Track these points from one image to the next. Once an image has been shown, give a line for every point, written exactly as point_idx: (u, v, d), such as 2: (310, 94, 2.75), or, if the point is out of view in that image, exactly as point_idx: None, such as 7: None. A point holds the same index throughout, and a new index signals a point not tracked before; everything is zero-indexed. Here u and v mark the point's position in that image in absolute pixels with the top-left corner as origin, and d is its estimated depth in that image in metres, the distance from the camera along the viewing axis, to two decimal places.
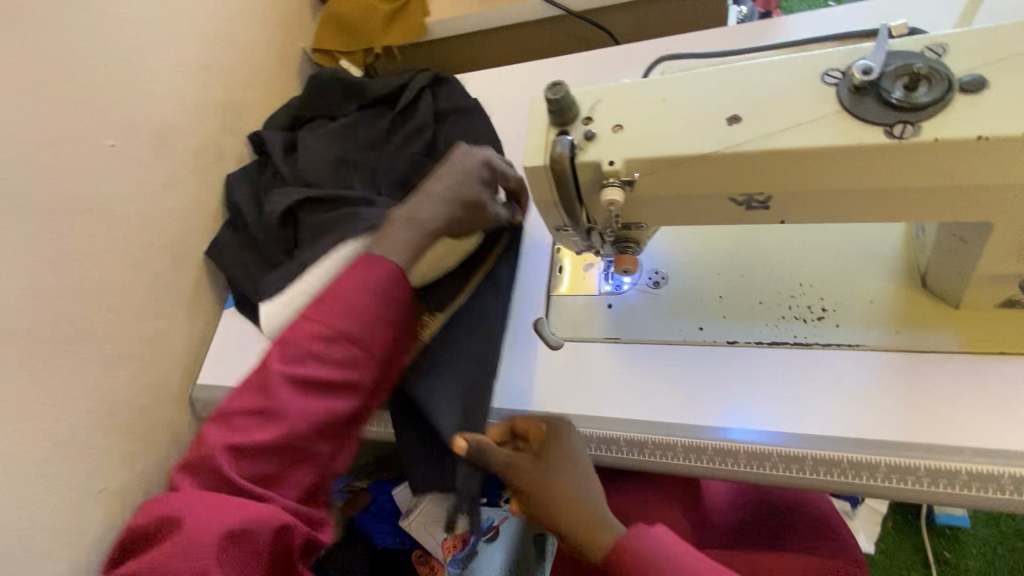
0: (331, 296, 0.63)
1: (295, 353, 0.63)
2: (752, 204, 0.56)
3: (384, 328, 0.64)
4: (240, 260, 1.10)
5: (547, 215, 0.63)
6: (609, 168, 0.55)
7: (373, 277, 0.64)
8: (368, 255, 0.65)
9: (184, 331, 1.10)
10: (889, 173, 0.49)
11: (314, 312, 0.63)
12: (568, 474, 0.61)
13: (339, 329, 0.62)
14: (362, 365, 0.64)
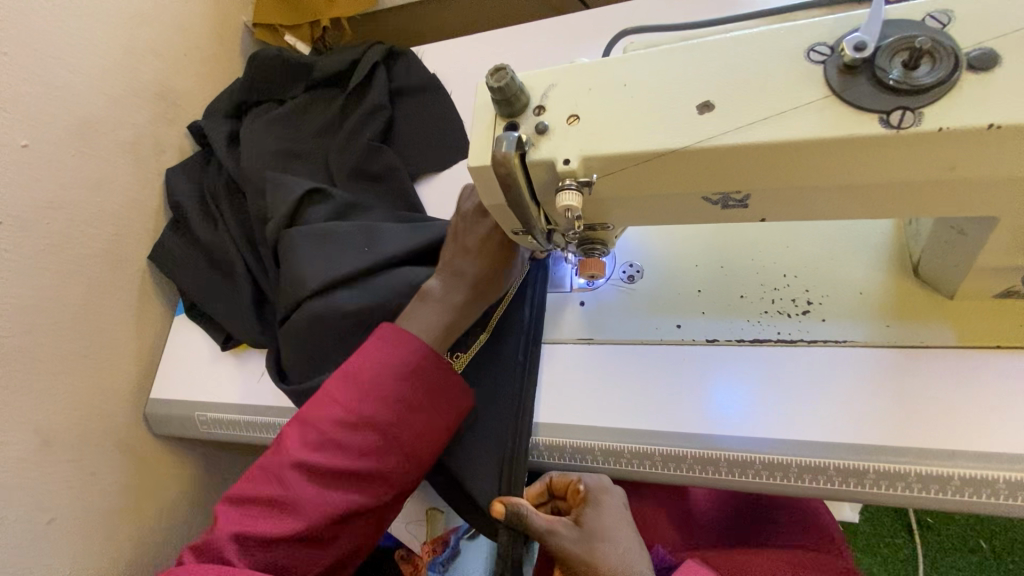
0: (364, 376, 0.63)
1: (321, 438, 0.60)
2: (728, 202, 0.49)
3: (404, 415, 0.63)
4: (185, 264, 1.02)
5: (502, 216, 0.57)
6: (564, 168, 0.48)
7: (402, 356, 0.64)
8: (402, 334, 0.65)
9: (133, 343, 1.03)
10: (883, 167, 0.43)
11: (335, 391, 0.62)
12: (610, 537, 0.60)
13: (360, 412, 0.61)
14: (382, 454, 0.61)
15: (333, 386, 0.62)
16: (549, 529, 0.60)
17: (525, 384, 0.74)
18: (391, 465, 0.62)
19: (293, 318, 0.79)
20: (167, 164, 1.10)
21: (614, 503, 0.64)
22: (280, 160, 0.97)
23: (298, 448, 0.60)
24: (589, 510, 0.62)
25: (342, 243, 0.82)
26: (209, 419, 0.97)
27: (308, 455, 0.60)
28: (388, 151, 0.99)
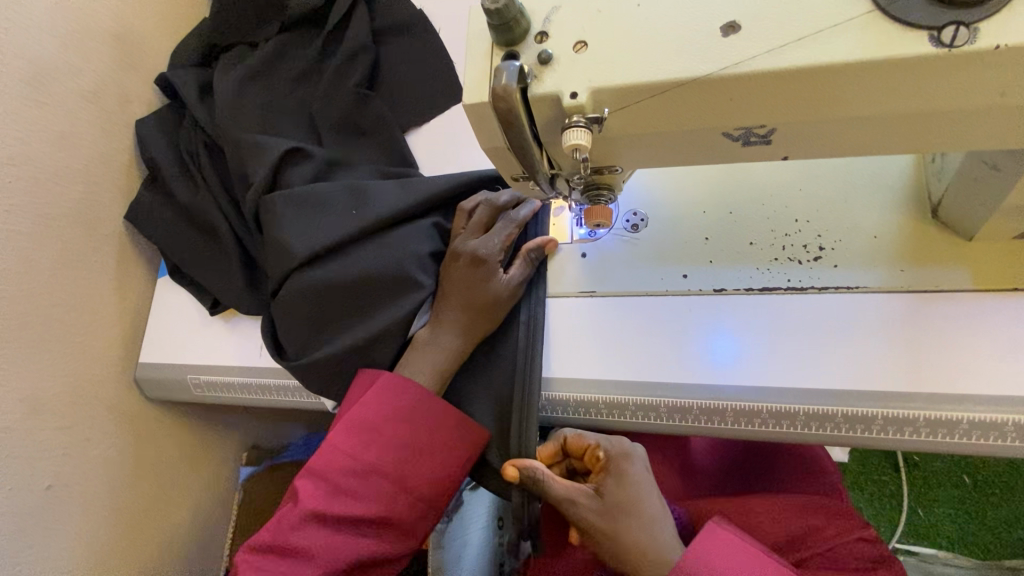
0: (368, 424, 0.64)
1: (331, 488, 0.62)
2: (749, 139, 0.46)
3: (411, 461, 0.64)
4: (170, 231, 0.97)
5: (501, 162, 0.52)
6: (571, 102, 0.43)
7: (403, 400, 0.65)
8: (402, 379, 0.66)
9: (116, 306, 0.99)
10: (922, 95, 0.40)
11: (341, 441, 0.63)
12: (635, 511, 0.59)
13: (368, 460, 0.63)
14: (391, 499, 0.63)
15: (338, 436, 0.63)
16: (569, 498, 0.60)
17: (528, 343, 0.71)
18: (402, 510, 0.63)
19: (283, 290, 0.75)
20: (133, 115, 1.03)
21: (638, 470, 0.61)
22: (259, 117, 0.90)
23: (311, 498, 0.61)
24: (612, 483, 0.60)
25: (330, 208, 0.77)
26: (202, 382, 0.95)
27: (321, 505, 0.61)
28: (375, 101, 0.93)
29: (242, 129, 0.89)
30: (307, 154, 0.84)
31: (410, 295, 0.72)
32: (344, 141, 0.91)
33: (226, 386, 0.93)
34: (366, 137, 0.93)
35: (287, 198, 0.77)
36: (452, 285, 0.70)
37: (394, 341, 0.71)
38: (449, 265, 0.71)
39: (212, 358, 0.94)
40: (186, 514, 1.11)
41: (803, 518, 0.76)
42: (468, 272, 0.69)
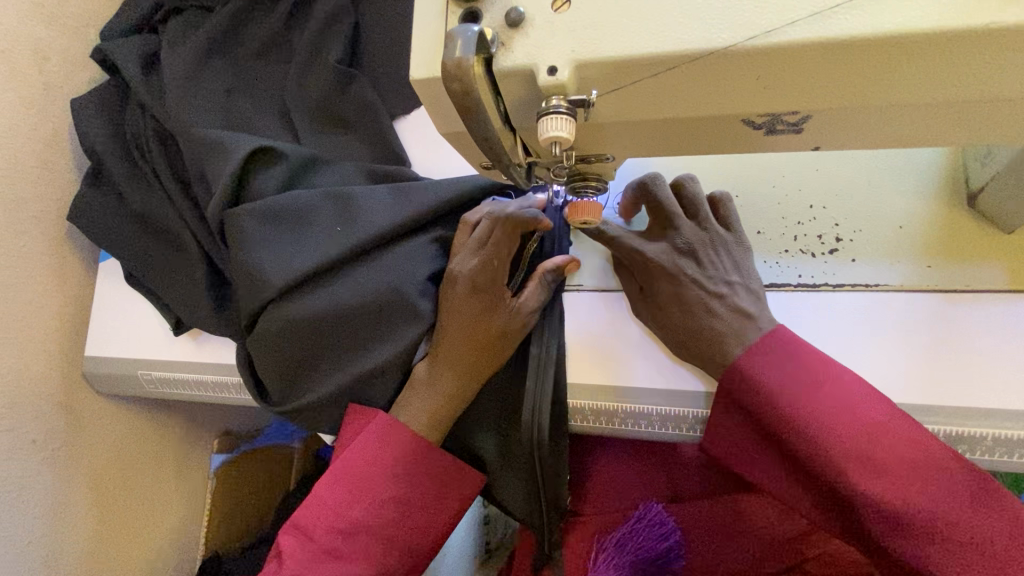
0: (355, 477, 0.62)
1: (316, 547, 0.60)
2: (776, 127, 0.38)
3: (401, 516, 0.63)
4: (120, 236, 0.82)
5: (467, 149, 0.43)
6: (550, 80, 0.34)
7: (392, 450, 0.63)
8: (389, 424, 0.64)
9: (56, 295, 0.90)
10: (985, 70, 0.32)
11: (328, 497, 0.62)
12: (684, 315, 0.57)
13: (355, 517, 0.61)
14: (380, 555, 0.61)
15: (326, 490, 0.62)
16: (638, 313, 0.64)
17: (538, 386, 0.63)
18: (392, 566, 0.62)
19: (259, 324, 0.66)
20: (56, 75, 0.89)
21: (678, 278, 0.58)
22: (222, 105, 0.75)
23: (296, 559, 0.59)
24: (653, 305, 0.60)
25: (311, 223, 0.68)
26: (155, 378, 0.87)
27: (307, 567, 0.59)
28: (359, 83, 0.79)
29: (199, 122, 0.74)
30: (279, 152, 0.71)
31: (408, 326, 0.65)
32: (324, 132, 0.78)
33: (182, 382, 0.85)
34: (349, 127, 0.80)
35: (258, 216, 0.66)
36: (451, 315, 0.64)
37: (394, 375, 0.66)
38: (447, 289, 0.64)
39: (162, 352, 0.85)
40: (158, 505, 1.06)
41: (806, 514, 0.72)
42: (468, 302, 0.63)
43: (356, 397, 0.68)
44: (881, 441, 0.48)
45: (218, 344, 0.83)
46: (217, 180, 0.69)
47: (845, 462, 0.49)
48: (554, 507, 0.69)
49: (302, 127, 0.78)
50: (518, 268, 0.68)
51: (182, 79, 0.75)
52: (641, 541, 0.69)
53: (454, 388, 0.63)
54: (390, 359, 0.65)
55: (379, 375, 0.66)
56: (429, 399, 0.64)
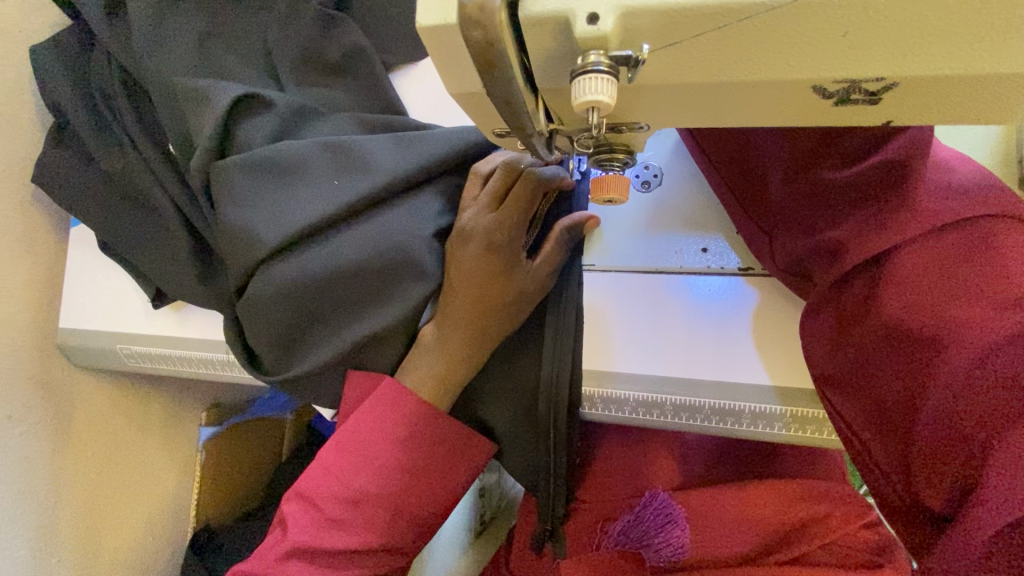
0: (361, 445, 0.59)
1: (320, 515, 0.57)
2: (849, 97, 0.33)
3: (410, 484, 0.59)
4: (91, 197, 0.75)
5: (481, 111, 0.37)
6: (591, 31, 0.29)
7: (399, 420, 0.59)
8: (398, 390, 0.60)
9: (23, 263, 0.83)
10: None
11: (331, 463, 0.58)
12: None
13: (362, 484, 0.58)
14: (386, 528, 0.58)
15: (330, 457, 0.59)
16: None
17: (557, 354, 0.61)
18: (398, 536, 0.59)
19: (251, 288, 0.61)
20: (10, 18, 0.79)
21: None
22: (197, 52, 0.68)
23: (299, 527, 0.57)
24: None
25: (304, 178, 0.61)
26: (135, 353, 0.82)
27: (311, 535, 0.56)
28: (347, 28, 0.71)
29: (173, 70, 0.66)
30: (264, 102, 0.64)
31: (413, 286, 0.60)
32: (311, 83, 0.71)
33: (165, 357, 0.80)
34: (340, 76, 0.72)
35: (247, 167, 0.60)
36: (461, 276, 0.59)
37: (399, 342, 0.62)
38: (457, 250, 0.60)
39: (143, 325, 0.80)
40: (147, 477, 1.04)
41: (811, 505, 0.69)
42: (479, 262, 0.58)
43: (356, 366, 0.64)
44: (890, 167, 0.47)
45: (203, 318, 0.78)
46: (199, 132, 0.63)
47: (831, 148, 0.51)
48: (561, 481, 0.66)
49: (288, 76, 0.70)
50: (532, 225, 0.64)
51: (150, 20, 0.67)
52: (645, 529, 0.68)
53: (461, 365, 0.60)
54: (392, 331, 0.60)
55: (384, 345, 0.62)
56: (431, 380, 0.60)
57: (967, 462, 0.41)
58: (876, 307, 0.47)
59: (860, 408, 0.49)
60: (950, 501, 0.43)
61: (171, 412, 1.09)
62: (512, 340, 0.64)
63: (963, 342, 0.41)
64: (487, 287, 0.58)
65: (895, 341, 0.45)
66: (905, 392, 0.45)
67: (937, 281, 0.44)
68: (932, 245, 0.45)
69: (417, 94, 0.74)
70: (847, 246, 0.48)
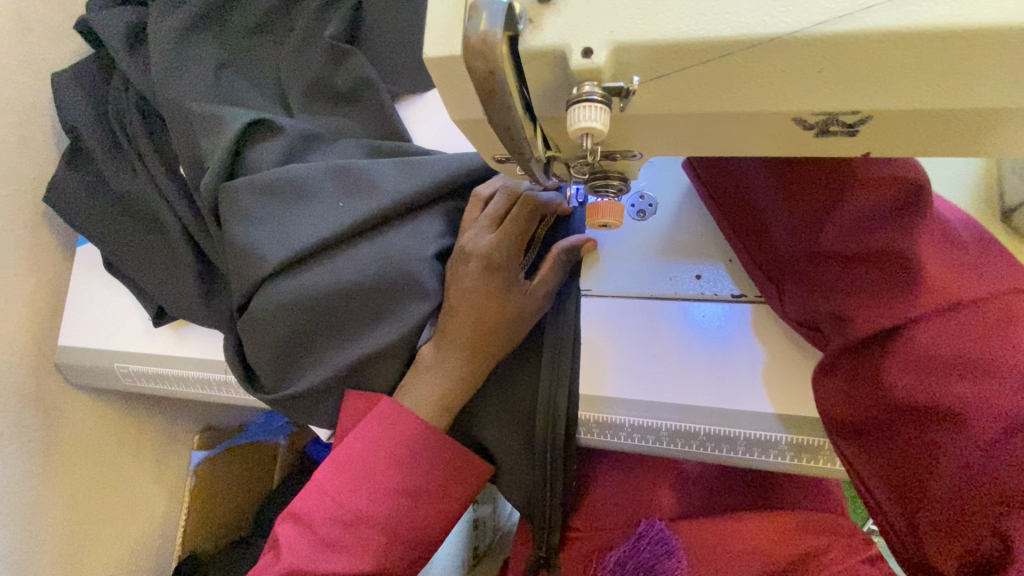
0: (359, 465, 0.58)
1: (316, 538, 0.56)
2: (828, 129, 0.34)
3: (405, 505, 0.58)
4: (100, 217, 0.77)
5: (482, 139, 0.39)
6: (585, 65, 0.31)
7: (397, 439, 0.59)
8: (397, 410, 0.60)
9: (27, 279, 0.84)
10: None
11: (327, 484, 0.58)
12: None
13: (358, 504, 0.57)
14: (382, 552, 0.57)
15: (328, 478, 0.58)
16: None
17: (554, 376, 0.62)
18: (394, 562, 0.58)
19: (255, 305, 0.62)
20: (35, 44, 0.83)
21: None
22: (211, 80, 0.71)
23: (295, 551, 0.56)
24: None
25: (310, 200, 0.64)
26: (131, 372, 0.82)
27: (306, 559, 0.55)
28: (356, 60, 0.74)
29: (188, 96, 0.69)
30: (275, 128, 0.67)
31: (412, 304, 0.61)
32: (320, 111, 0.74)
33: (160, 376, 0.80)
34: (348, 105, 0.75)
35: (256, 188, 0.63)
36: (461, 298, 0.60)
37: (397, 362, 0.62)
38: (458, 271, 0.61)
39: (141, 344, 0.80)
40: (136, 501, 1.01)
41: (812, 537, 0.67)
42: (479, 284, 0.59)
43: (354, 386, 0.64)
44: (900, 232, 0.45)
45: (202, 337, 0.78)
46: (211, 155, 0.65)
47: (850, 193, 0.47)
48: (558, 508, 0.66)
49: (297, 104, 0.73)
50: (530, 249, 0.65)
51: (169, 50, 0.71)
52: (642, 560, 0.67)
53: (458, 386, 0.60)
54: (392, 350, 0.61)
55: (383, 364, 0.63)
56: (429, 401, 0.60)
57: (984, 532, 0.43)
58: (888, 378, 0.47)
59: (875, 466, 0.51)
60: (959, 566, 0.46)
61: (164, 435, 1.08)
62: (510, 363, 0.65)
63: (983, 422, 0.42)
64: (486, 307, 0.59)
65: (910, 414, 0.46)
66: (921, 460, 0.47)
67: (953, 355, 0.44)
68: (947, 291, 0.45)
69: (423, 123, 0.76)
70: (855, 317, 0.48)
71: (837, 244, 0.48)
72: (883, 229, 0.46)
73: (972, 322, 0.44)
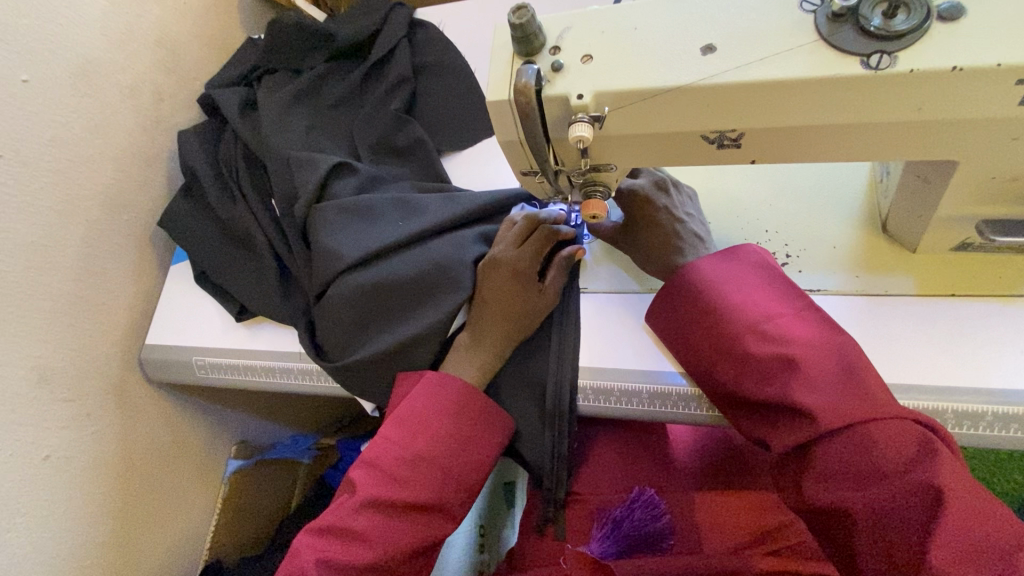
0: (421, 417, 0.72)
1: (387, 476, 0.69)
2: (723, 142, 0.55)
3: (457, 451, 0.72)
4: (206, 237, 0.98)
5: (514, 155, 0.61)
6: (578, 102, 0.53)
7: (450, 397, 0.73)
8: (450, 377, 0.75)
9: (129, 287, 1.03)
10: (868, 105, 0.49)
11: (394, 433, 0.71)
12: None
13: (420, 448, 0.70)
14: (440, 489, 0.70)
15: (394, 429, 0.71)
16: None
17: (561, 352, 0.79)
18: (448, 497, 0.70)
19: (329, 294, 0.81)
20: (166, 110, 1.10)
21: None
22: (305, 137, 0.96)
23: (370, 485, 0.68)
24: None
25: (377, 219, 0.85)
26: (206, 364, 0.98)
27: (381, 490, 0.68)
28: (412, 125, 0.99)
29: (287, 147, 0.93)
30: (352, 169, 0.90)
31: (450, 294, 0.80)
32: (383, 162, 0.98)
33: (231, 367, 0.96)
34: (404, 158, 0.99)
35: (338, 209, 0.84)
36: (491, 291, 0.78)
37: (435, 342, 0.79)
38: (489, 271, 0.79)
39: (217, 340, 0.98)
40: (178, 499, 1.12)
41: (768, 515, 0.80)
42: (506, 281, 0.78)
43: (400, 363, 0.80)
44: (772, 360, 0.61)
45: (271, 332, 0.96)
46: (305, 186, 0.88)
47: (744, 329, 0.64)
48: (564, 466, 0.79)
49: (366, 155, 0.97)
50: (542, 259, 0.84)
51: (277, 117, 0.96)
52: (635, 520, 0.78)
53: (483, 355, 0.77)
54: (434, 328, 0.78)
55: (425, 343, 0.79)
56: (460, 367, 0.77)
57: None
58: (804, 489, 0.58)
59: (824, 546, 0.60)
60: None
61: (207, 442, 1.20)
62: (524, 346, 0.82)
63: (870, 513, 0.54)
64: (510, 298, 0.77)
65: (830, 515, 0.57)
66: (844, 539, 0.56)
67: (847, 461, 0.56)
68: (847, 409, 0.56)
69: (459, 170, 1.00)
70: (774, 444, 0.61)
71: (755, 389, 0.61)
72: (779, 378, 0.60)
73: (854, 435, 0.56)
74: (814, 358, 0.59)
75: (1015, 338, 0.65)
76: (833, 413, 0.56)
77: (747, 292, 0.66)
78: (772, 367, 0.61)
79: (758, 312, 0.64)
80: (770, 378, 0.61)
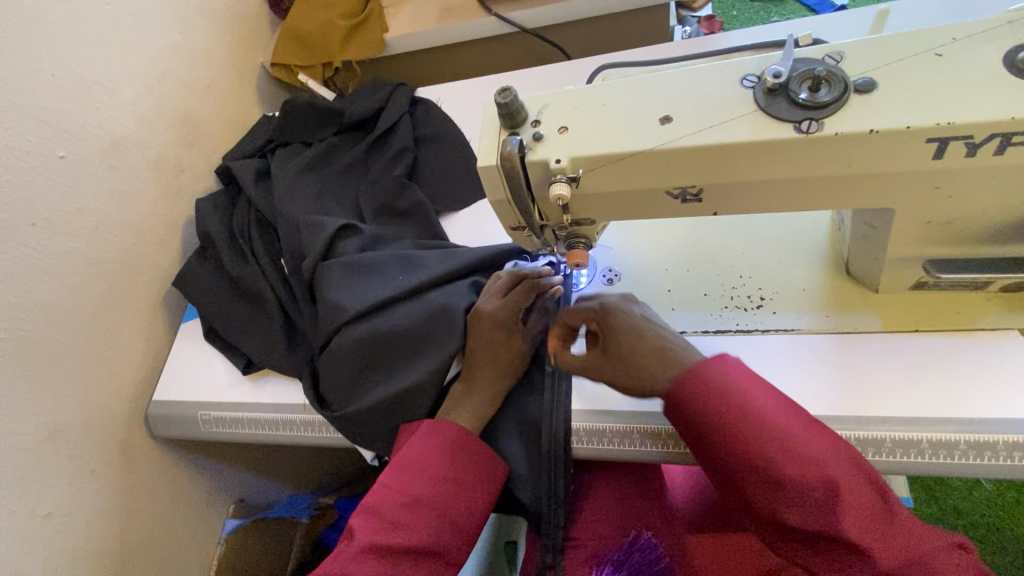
0: (418, 461, 0.75)
1: (386, 521, 0.70)
2: (686, 197, 0.62)
3: (453, 493, 0.74)
4: (218, 296, 1.04)
5: (503, 212, 0.68)
6: (556, 165, 0.60)
7: (446, 441, 0.76)
8: (445, 423, 0.78)
9: (141, 345, 1.07)
10: (806, 162, 0.56)
11: (393, 478, 0.73)
12: None
13: (418, 492, 0.72)
14: (438, 531, 0.71)
15: (394, 475, 0.74)
16: None
17: (554, 397, 0.82)
18: (446, 540, 0.71)
19: (333, 346, 0.86)
20: (186, 180, 1.19)
21: None
22: (314, 202, 1.04)
23: (370, 531, 0.70)
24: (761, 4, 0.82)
25: (379, 275, 0.91)
26: (211, 418, 1.01)
27: (379, 535, 0.69)
28: (413, 189, 1.07)
29: (298, 211, 1.02)
30: (357, 230, 0.98)
31: (447, 342, 0.84)
32: (385, 223, 1.06)
33: (234, 420, 0.99)
34: (405, 219, 1.07)
35: (343, 266, 0.91)
36: (479, 339, 0.82)
37: (432, 389, 0.82)
38: (474, 321, 0.84)
39: (223, 395, 1.01)
40: (173, 560, 1.10)
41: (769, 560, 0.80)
42: (495, 329, 0.82)
43: (399, 410, 0.83)
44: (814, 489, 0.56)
45: (276, 385, 0.99)
46: (313, 246, 0.95)
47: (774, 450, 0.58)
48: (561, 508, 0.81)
49: (370, 218, 1.05)
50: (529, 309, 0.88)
51: (289, 185, 1.05)
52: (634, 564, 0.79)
53: (479, 399, 0.81)
54: (431, 375, 0.82)
55: (417, 391, 0.82)
56: (457, 412, 0.80)
57: None
58: None
59: None
60: None
61: (206, 501, 1.20)
62: (518, 391, 0.85)
63: None
64: (494, 346, 0.82)
65: None
66: None
67: None
68: (890, 539, 0.55)
69: (457, 228, 1.08)
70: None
71: (799, 522, 0.56)
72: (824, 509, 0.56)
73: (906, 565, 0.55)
74: (849, 481, 0.56)
75: (977, 369, 0.69)
76: (884, 547, 0.55)
77: (764, 403, 0.61)
78: (812, 497, 0.56)
79: (783, 429, 0.59)
80: (815, 511, 0.56)
